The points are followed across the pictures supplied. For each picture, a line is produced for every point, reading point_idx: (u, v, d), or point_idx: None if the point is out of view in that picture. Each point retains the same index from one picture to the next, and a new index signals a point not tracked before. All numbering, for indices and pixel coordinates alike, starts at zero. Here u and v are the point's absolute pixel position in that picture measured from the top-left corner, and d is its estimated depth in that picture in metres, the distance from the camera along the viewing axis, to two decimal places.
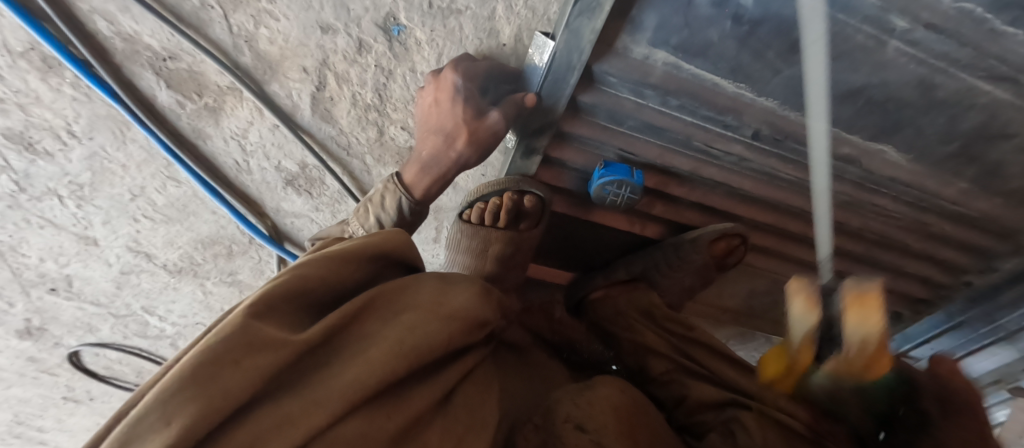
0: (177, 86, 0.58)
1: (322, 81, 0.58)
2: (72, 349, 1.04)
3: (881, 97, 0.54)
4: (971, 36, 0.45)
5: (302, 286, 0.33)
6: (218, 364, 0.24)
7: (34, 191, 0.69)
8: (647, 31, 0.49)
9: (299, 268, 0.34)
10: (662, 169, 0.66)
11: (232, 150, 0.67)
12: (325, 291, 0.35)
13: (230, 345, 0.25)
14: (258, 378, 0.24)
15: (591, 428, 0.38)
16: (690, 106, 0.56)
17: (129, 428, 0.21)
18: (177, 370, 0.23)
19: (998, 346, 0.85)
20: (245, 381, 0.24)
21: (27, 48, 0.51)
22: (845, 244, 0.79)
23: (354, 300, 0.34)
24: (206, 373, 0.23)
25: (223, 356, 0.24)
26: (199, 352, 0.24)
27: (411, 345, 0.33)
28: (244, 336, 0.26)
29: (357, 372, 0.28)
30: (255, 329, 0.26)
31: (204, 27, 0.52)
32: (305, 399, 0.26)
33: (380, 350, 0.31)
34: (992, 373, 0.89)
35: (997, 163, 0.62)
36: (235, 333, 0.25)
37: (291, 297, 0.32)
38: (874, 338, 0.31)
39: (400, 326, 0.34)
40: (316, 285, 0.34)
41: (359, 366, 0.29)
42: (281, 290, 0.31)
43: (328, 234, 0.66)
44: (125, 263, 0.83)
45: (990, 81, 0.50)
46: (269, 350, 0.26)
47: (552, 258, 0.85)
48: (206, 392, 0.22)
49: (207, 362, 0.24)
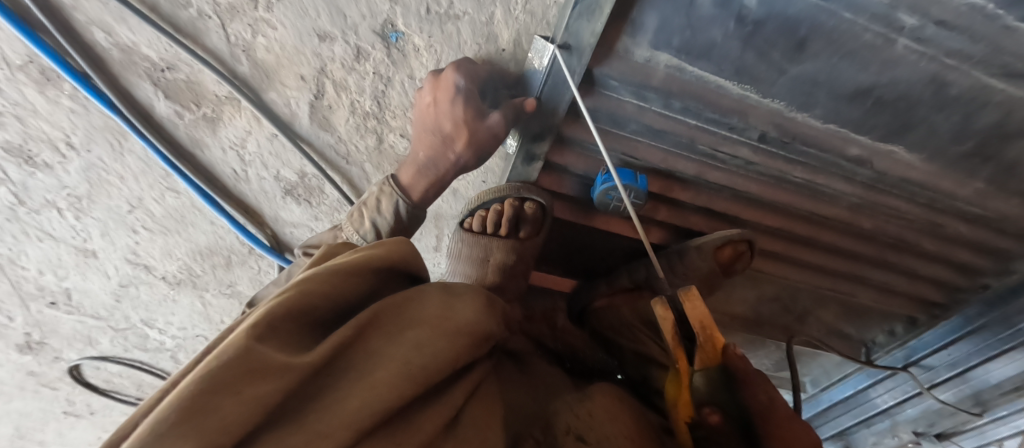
0: (174, 97, 0.58)
1: (320, 90, 0.57)
2: (72, 362, 1.03)
3: (891, 96, 0.53)
4: (984, 32, 0.44)
5: (306, 305, 0.30)
6: (217, 393, 0.22)
7: (32, 203, 0.68)
8: (648, 33, 0.48)
9: (302, 284, 0.31)
10: (666, 173, 0.65)
11: (231, 160, 0.66)
12: (330, 308, 0.33)
13: (231, 373, 0.23)
14: (260, 409, 0.22)
15: (592, 439, 0.37)
16: (695, 109, 0.55)
17: None
18: (173, 401, 0.21)
19: (1017, 351, 0.82)
20: (245, 412, 0.21)
21: (26, 60, 0.52)
22: (858, 248, 0.76)
23: (357, 316, 0.31)
24: (206, 404, 0.21)
25: (223, 385, 0.22)
26: (197, 379, 0.22)
27: (419, 366, 0.30)
28: (245, 362, 0.23)
29: (362, 397, 0.26)
30: (257, 354, 0.24)
31: (201, 36, 0.52)
32: (310, 428, 0.23)
33: (391, 372, 0.29)
34: (1014, 379, 0.86)
35: (1015, 161, 0.60)
36: (235, 360, 0.23)
37: (294, 316, 0.29)
38: (706, 320, 0.39)
39: (407, 345, 0.31)
40: (319, 302, 0.31)
41: (364, 390, 0.27)
42: (282, 309, 0.28)
43: (319, 241, 0.63)
44: (124, 275, 0.83)
45: (1003, 78, 0.49)
46: (271, 377, 0.24)
47: (555, 266, 0.83)
48: (207, 426, 0.20)
49: (205, 393, 0.21)
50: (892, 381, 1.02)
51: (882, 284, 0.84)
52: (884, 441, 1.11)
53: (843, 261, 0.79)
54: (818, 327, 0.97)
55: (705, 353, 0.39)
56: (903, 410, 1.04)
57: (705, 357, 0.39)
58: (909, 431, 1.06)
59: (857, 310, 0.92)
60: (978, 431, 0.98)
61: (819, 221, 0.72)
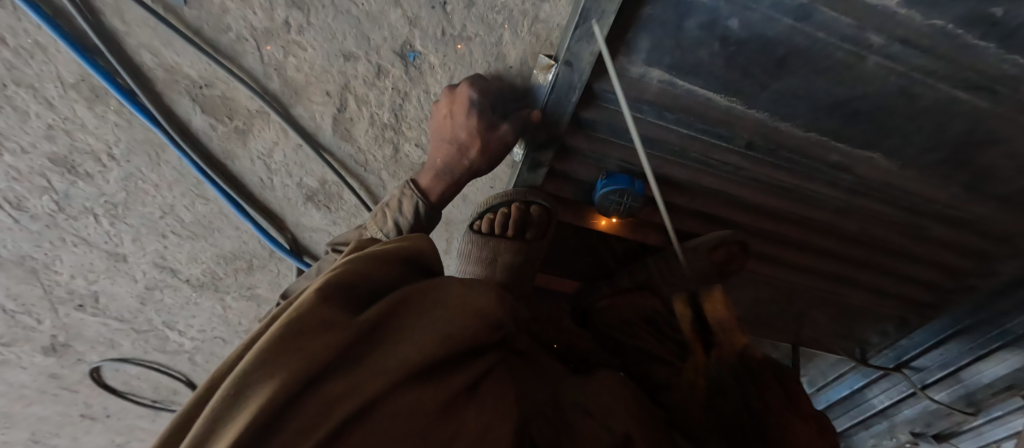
0: (210, 111, 0.63)
1: (343, 104, 0.63)
2: (93, 364, 1.07)
3: (867, 108, 0.58)
4: (946, 49, 0.49)
5: (352, 280, 0.35)
6: (304, 332, 0.26)
7: (72, 210, 0.73)
8: (641, 53, 0.53)
9: (346, 265, 0.36)
10: (661, 179, 0.70)
11: (258, 169, 0.71)
12: (370, 286, 0.37)
13: (311, 318, 0.26)
14: (339, 345, 0.26)
15: (596, 413, 0.42)
16: (686, 120, 0.60)
17: (235, 387, 0.23)
18: (268, 338, 0.25)
19: (1005, 350, 0.86)
20: (328, 346, 0.25)
21: (78, 79, 0.57)
22: (845, 250, 0.81)
23: (396, 290, 0.36)
24: (294, 342, 0.25)
25: (307, 327, 0.26)
26: (283, 323, 0.26)
27: (452, 330, 0.34)
28: (321, 311, 0.27)
29: (411, 347, 0.30)
30: (324, 310, 0.28)
31: (238, 57, 0.57)
32: (374, 366, 0.27)
33: (428, 334, 0.32)
34: (1005, 378, 0.89)
35: (988, 168, 0.64)
36: (312, 310, 0.27)
37: (343, 288, 0.33)
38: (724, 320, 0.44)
39: (441, 312, 0.36)
40: (361, 280, 0.36)
41: (412, 343, 0.31)
42: (335, 282, 0.33)
43: (346, 238, 0.65)
44: (150, 278, 0.87)
45: (968, 91, 0.54)
46: (342, 325, 0.28)
47: (559, 269, 0.88)
48: (299, 356, 0.24)
49: (294, 332, 0.25)
50: (887, 381, 1.06)
51: (872, 286, 0.88)
52: (883, 443, 1.16)
53: (832, 262, 0.84)
54: (812, 327, 1.01)
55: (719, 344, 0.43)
56: (901, 411, 1.08)
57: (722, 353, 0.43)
58: (907, 431, 1.10)
59: (849, 312, 0.96)
60: (975, 432, 1.00)
61: (807, 224, 0.77)
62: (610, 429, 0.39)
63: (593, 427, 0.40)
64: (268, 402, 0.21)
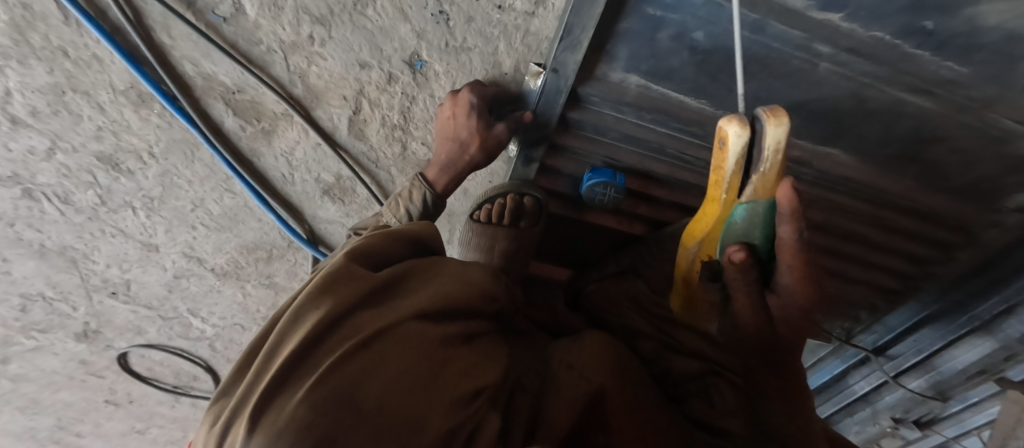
0: (241, 114, 0.71)
1: (358, 107, 0.71)
2: (121, 350, 1.15)
3: (822, 108, 0.66)
4: (887, 56, 0.57)
5: (372, 251, 0.43)
6: (335, 282, 0.34)
7: (113, 204, 0.82)
8: (620, 60, 0.61)
9: (367, 240, 0.44)
10: (642, 173, 0.77)
11: (280, 165, 0.79)
12: (388, 257, 0.45)
13: (339, 272, 0.35)
14: (360, 290, 0.34)
15: (578, 365, 0.45)
16: (661, 119, 0.68)
17: (290, 319, 0.31)
18: (311, 286, 0.33)
19: (975, 336, 0.89)
20: (352, 291, 0.33)
21: (128, 86, 0.66)
22: (815, 239, 0.87)
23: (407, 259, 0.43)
24: (328, 288, 0.33)
25: (337, 278, 0.34)
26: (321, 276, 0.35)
27: (452, 287, 0.41)
28: (347, 268, 0.36)
29: (418, 296, 0.37)
30: (350, 267, 0.36)
31: (267, 66, 0.65)
32: (388, 307, 0.35)
33: (429, 290, 0.39)
34: (977, 364, 0.92)
35: (938, 162, 0.71)
36: (341, 267, 0.35)
37: (365, 256, 0.41)
38: (781, 148, 0.31)
39: (442, 275, 0.42)
40: (379, 251, 0.44)
41: (419, 293, 0.38)
42: (358, 250, 0.41)
43: (366, 225, 0.72)
44: (179, 267, 0.95)
45: (911, 93, 0.61)
46: (363, 278, 0.36)
47: (552, 257, 0.96)
48: (334, 295, 0.32)
49: (327, 281, 0.34)
50: (867, 368, 1.12)
51: (844, 274, 0.94)
52: (866, 429, 1.22)
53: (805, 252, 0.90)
54: None
55: (763, 183, 0.34)
56: (882, 397, 1.13)
57: (754, 190, 0.35)
58: (888, 417, 1.15)
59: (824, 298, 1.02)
60: (957, 420, 1.04)
61: None
62: (589, 380, 0.43)
63: (572, 376, 0.44)
64: (314, 324, 0.30)
